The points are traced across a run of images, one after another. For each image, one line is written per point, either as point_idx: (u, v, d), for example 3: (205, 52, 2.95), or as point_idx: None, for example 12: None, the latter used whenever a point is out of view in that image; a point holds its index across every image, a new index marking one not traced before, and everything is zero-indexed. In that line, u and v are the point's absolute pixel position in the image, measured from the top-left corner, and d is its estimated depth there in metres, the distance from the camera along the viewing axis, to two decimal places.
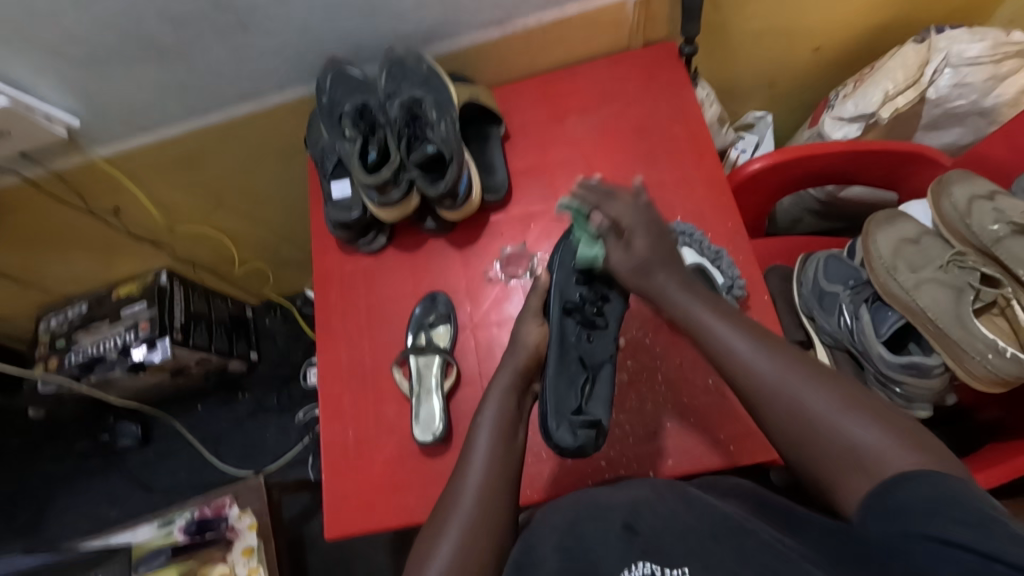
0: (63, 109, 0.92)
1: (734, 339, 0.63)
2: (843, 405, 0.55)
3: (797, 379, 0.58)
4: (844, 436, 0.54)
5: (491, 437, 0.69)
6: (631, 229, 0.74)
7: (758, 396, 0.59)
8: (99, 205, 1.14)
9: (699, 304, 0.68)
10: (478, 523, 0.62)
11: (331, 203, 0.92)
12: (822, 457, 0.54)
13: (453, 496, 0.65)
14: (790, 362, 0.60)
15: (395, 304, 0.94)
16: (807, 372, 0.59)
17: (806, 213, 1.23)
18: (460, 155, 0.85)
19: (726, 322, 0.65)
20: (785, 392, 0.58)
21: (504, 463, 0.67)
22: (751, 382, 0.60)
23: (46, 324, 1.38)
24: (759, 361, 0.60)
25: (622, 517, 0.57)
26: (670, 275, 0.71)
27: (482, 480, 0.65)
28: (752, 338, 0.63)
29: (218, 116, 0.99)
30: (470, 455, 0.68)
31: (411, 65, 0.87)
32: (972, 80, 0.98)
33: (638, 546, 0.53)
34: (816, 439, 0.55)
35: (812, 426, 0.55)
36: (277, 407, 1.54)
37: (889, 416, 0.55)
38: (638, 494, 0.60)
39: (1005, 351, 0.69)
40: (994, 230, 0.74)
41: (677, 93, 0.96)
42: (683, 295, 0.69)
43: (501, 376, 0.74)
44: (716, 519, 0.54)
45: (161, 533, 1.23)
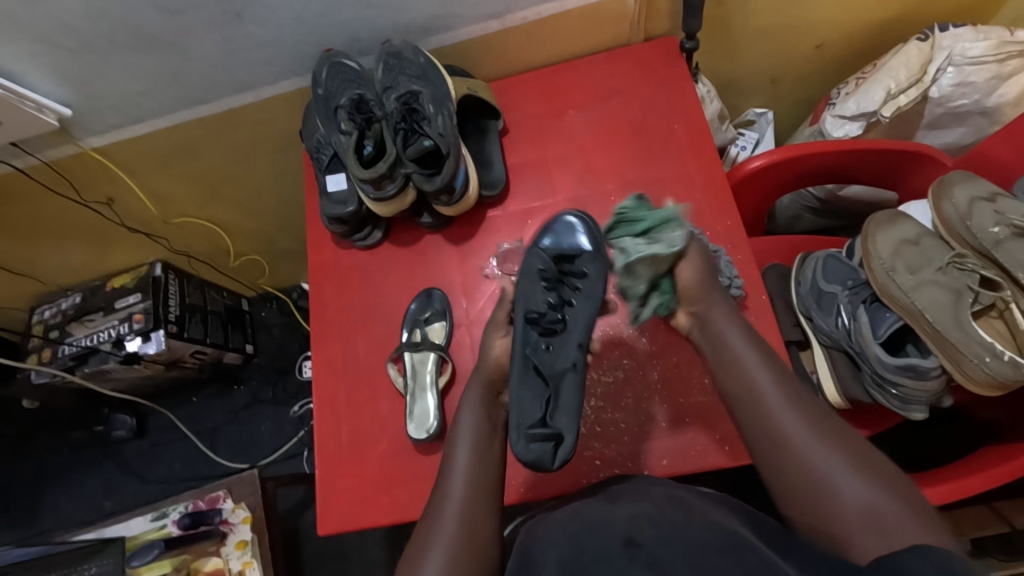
0: (54, 99, 0.90)
1: (771, 392, 0.66)
2: (862, 471, 0.59)
3: (822, 442, 0.62)
4: (860, 498, 0.58)
5: (470, 448, 0.70)
6: (690, 270, 0.73)
7: (783, 447, 0.63)
8: (92, 196, 1.12)
9: (747, 345, 0.70)
10: (463, 530, 0.64)
11: (325, 197, 0.91)
12: (827, 514, 0.58)
13: (440, 500, 0.67)
14: (816, 424, 0.63)
15: (390, 299, 0.93)
16: (832, 432, 0.63)
17: (805, 211, 1.22)
18: (457, 150, 0.83)
19: (766, 369, 0.68)
20: (807, 451, 0.62)
21: (487, 473, 0.69)
22: (778, 437, 0.63)
23: (40, 316, 1.38)
24: (792, 421, 0.64)
25: (623, 531, 0.59)
26: (730, 319, 0.72)
27: (465, 493, 0.67)
28: (785, 392, 0.66)
29: (212, 107, 0.98)
30: (451, 467, 0.70)
31: (408, 57, 0.86)
32: (975, 80, 0.97)
33: (641, 559, 0.55)
34: (828, 498, 0.59)
35: (825, 484, 0.59)
36: (272, 399, 1.54)
37: (902, 485, 0.59)
38: (636, 509, 0.63)
39: (1003, 355, 0.69)
40: (995, 232, 0.73)
41: (677, 88, 0.94)
42: (734, 338, 0.71)
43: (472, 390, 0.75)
44: (719, 537, 0.56)
45: (154, 527, 1.22)
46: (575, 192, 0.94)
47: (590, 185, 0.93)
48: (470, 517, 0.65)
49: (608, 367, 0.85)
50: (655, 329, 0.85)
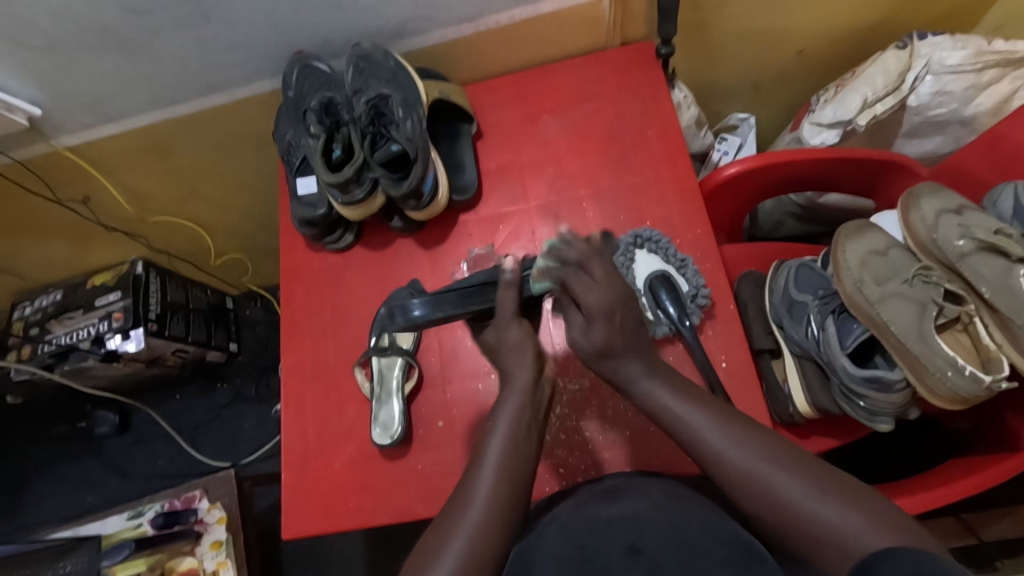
0: (24, 98, 0.90)
1: (702, 426, 0.60)
2: (814, 488, 0.53)
3: (770, 466, 0.55)
4: (823, 521, 0.51)
5: (504, 437, 0.63)
6: (581, 283, 0.64)
7: (729, 489, 0.56)
8: (67, 194, 1.12)
9: (662, 389, 0.63)
10: (489, 531, 0.57)
11: (296, 200, 0.91)
12: (794, 544, 0.52)
13: (465, 496, 0.60)
14: (759, 447, 0.57)
15: (361, 303, 0.93)
16: (773, 456, 0.56)
17: (787, 217, 1.21)
18: (425, 154, 0.83)
19: (691, 405, 0.61)
20: (754, 484, 0.55)
21: (518, 470, 0.61)
22: (722, 473, 0.57)
23: (20, 313, 1.36)
24: (736, 451, 0.57)
25: (625, 537, 0.54)
26: (636, 362, 0.64)
27: (492, 489, 0.60)
28: (719, 421, 0.60)
29: (185, 108, 0.97)
30: (481, 460, 0.62)
31: (378, 60, 0.86)
32: (953, 89, 0.97)
33: (642, 566, 0.50)
34: (788, 524, 0.53)
35: (782, 513, 0.53)
36: (254, 398, 1.53)
37: (854, 489, 0.53)
38: (637, 508, 0.59)
39: (965, 369, 0.69)
40: (960, 246, 0.73)
41: (652, 94, 0.94)
42: (646, 377, 0.64)
43: (522, 367, 0.66)
44: (722, 540, 0.52)
45: (131, 525, 1.20)
46: (548, 198, 0.93)
47: (563, 191, 0.93)
48: (496, 507, 0.59)
49: (574, 375, 0.84)
50: None
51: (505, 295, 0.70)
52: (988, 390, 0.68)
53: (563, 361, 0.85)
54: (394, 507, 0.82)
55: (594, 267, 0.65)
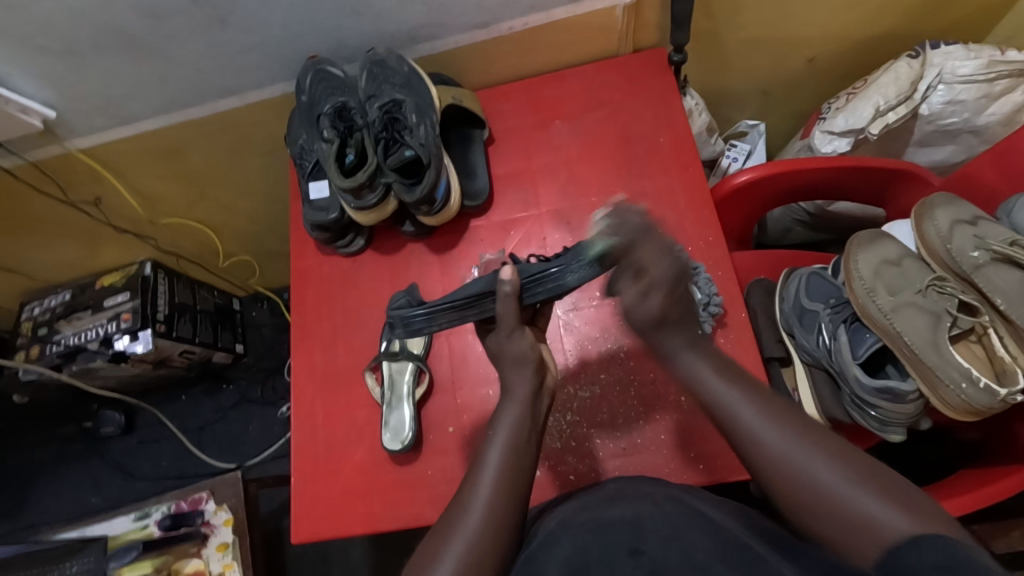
0: (39, 100, 0.90)
1: (740, 404, 0.61)
2: (850, 473, 0.54)
3: (809, 451, 0.56)
4: (857, 507, 0.51)
5: (504, 444, 0.64)
6: (650, 252, 0.66)
7: (761, 467, 0.58)
8: (79, 196, 1.12)
9: (705, 364, 0.65)
10: (489, 536, 0.57)
11: (308, 204, 0.91)
12: (819, 525, 0.53)
13: (468, 499, 0.61)
14: (797, 430, 0.58)
15: (372, 307, 0.93)
16: (814, 439, 0.57)
17: (796, 224, 1.21)
18: (438, 160, 0.83)
19: (728, 385, 0.63)
20: (790, 461, 0.56)
21: (518, 475, 0.62)
22: (757, 452, 0.58)
23: (29, 313, 1.37)
24: (773, 432, 0.58)
25: (628, 539, 0.55)
26: (680, 336, 0.67)
27: (492, 493, 0.60)
28: (757, 404, 0.61)
29: (198, 111, 0.98)
30: (481, 464, 0.63)
31: (392, 65, 0.86)
32: (965, 98, 0.97)
33: (644, 567, 0.52)
34: (817, 505, 0.53)
35: (815, 493, 0.54)
36: (260, 399, 1.53)
37: (891, 480, 0.53)
38: (639, 509, 0.59)
39: (979, 381, 0.68)
40: (974, 257, 0.73)
41: (664, 100, 0.94)
42: (688, 352, 0.67)
43: (521, 380, 0.68)
44: (725, 544, 0.53)
45: (137, 527, 1.21)
46: (559, 204, 0.93)
47: (574, 197, 0.93)
48: (495, 516, 0.59)
49: (585, 380, 0.84)
50: (633, 344, 0.85)
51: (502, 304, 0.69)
52: (1002, 402, 0.68)
53: (573, 368, 0.85)
54: (403, 513, 0.82)
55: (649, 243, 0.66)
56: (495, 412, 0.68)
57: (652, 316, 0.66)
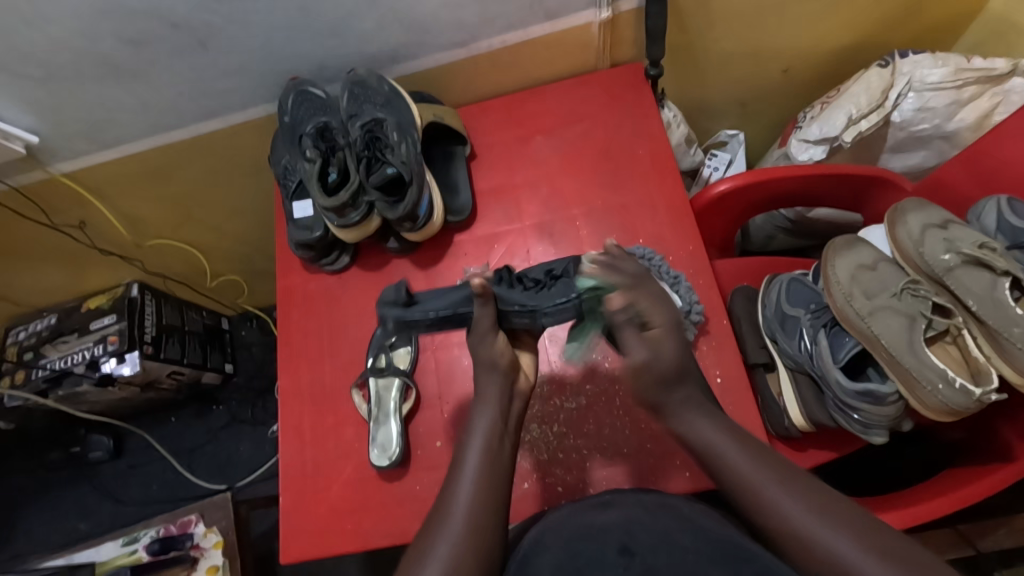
0: (21, 126, 0.91)
1: (744, 464, 0.61)
2: (823, 510, 0.56)
3: (813, 514, 0.56)
4: (827, 546, 0.54)
5: (481, 449, 0.64)
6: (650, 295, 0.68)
7: (758, 517, 0.58)
8: (63, 219, 1.13)
9: (701, 415, 0.65)
10: (467, 539, 0.58)
11: (292, 223, 0.92)
12: (799, 563, 0.55)
13: (446, 504, 0.61)
14: (800, 491, 0.58)
15: (358, 323, 0.93)
16: (786, 480, 0.59)
17: (778, 231, 1.23)
18: (420, 177, 0.84)
19: (734, 439, 0.63)
20: (771, 503, 0.58)
21: (497, 479, 0.63)
22: (756, 513, 0.59)
23: (14, 338, 1.35)
24: (778, 494, 0.58)
25: (617, 538, 0.58)
26: (681, 391, 0.66)
27: (472, 497, 0.61)
28: (745, 452, 0.62)
29: (181, 133, 0.98)
30: (460, 472, 0.63)
31: (373, 85, 0.87)
32: (935, 105, 1.00)
33: (634, 569, 0.55)
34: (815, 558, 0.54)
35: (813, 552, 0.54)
36: (251, 419, 1.52)
37: (854, 516, 0.55)
38: (627, 510, 0.61)
39: (955, 382, 0.70)
40: (946, 260, 0.74)
41: (642, 113, 0.96)
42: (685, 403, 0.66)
43: (491, 384, 0.68)
44: (714, 544, 0.56)
45: (124, 552, 1.18)
46: (542, 217, 0.94)
47: (556, 209, 0.94)
48: (478, 521, 0.59)
49: (570, 392, 0.85)
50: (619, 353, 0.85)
51: (483, 311, 0.69)
52: (978, 402, 0.69)
53: (559, 380, 0.86)
54: (392, 530, 0.82)
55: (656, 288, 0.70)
56: (468, 419, 0.68)
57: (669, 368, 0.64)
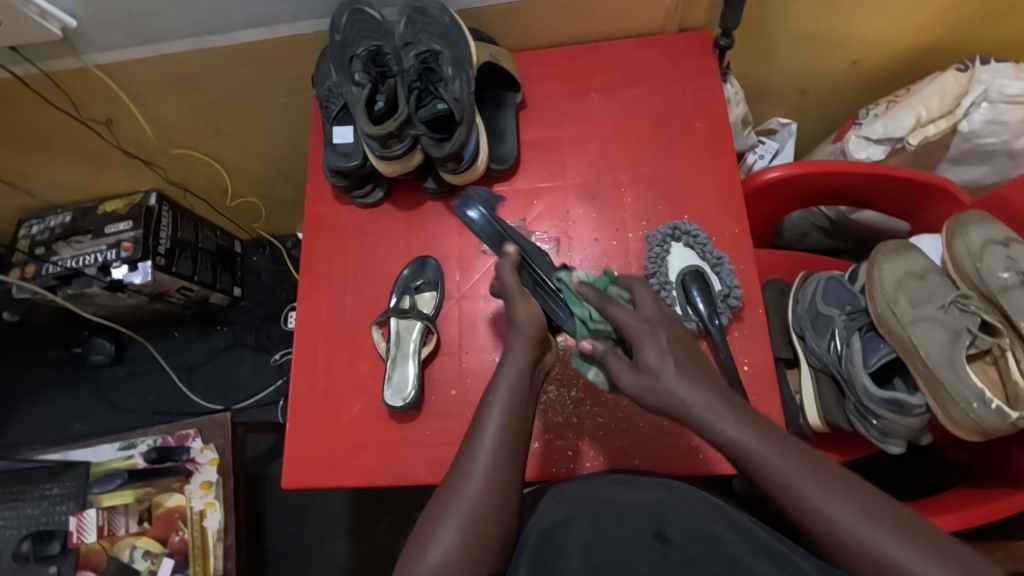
0: (60, 7, 0.86)
1: (787, 467, 0.55)
2: (865, 509, 0.53)
3: (854, 510, 0.53)
4: (872, 546, 0.51)
5: (503, 410, 0.62)
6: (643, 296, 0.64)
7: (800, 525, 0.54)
8: (90, 114, 1.09)
9: (710, 405, 0.58)
10: (489, 503, 0.57)
11: (330, 148, 0.88)
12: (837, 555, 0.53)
13: (464, 467, 0.59)
14: (848, 493, 0.54)
15: (383, 262, 0.91)
16: (820, 470, 0.55)
17: (814, 229, 1.20)
18: (470, 118, 0.81)
19: (768, 439, 0.57)
20: (811, 501, 0.54)
21: (519, 445, 0.61)
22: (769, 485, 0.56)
23: (26, 231, 1.32)
24: (833, 504, 0.53)
25: (651, 523, 0.54)
26: (653, 347, 0.60)
27: (492, 460, 0.59)
28: (774, 443, 0.56)
29: (223, 40, 0.94)
30: (480, 433, 0.61)
31: (433, 15, 0.83)
32: (1007, 119, 0.96)
33: (674, 557, 0.50)
34: (859, 567, 0.51)
35: (860, 562, 0.51)
36: (254, 344, 1.52)
37: (880, 502, 0.53)
38: (656, 497, 0.59)
39: (991, 403, 0.68)
40: (1003, 278, 0.72)
41: (706, 84, 0.92)
42: (677, 386, 0.59)
43: (518, 343, 0.66)
44: (751, 536, 0.53)
45: (121, 456, 1.14)
46: (585, 178, 0.91)
47: (601, 173, 0.91)
48: (497, 488, 0.58)
49: None
50: None
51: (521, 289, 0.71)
52: (1011, 426, 0.68)
53: None
54: (395, 471, 0.82)
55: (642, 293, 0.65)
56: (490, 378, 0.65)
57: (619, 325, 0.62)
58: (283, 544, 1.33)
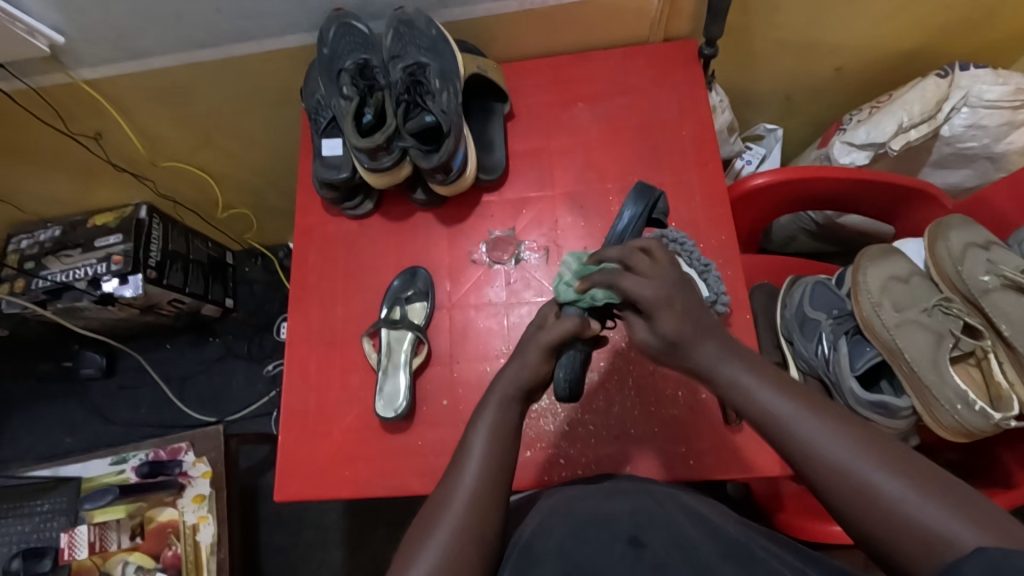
0: (47, 23, 0.86)
1: (813, 428, 0.51)
2: (905, 476, 0.47)
3: (889, 473, 0.47)
4: (911, 516, 0.45)
5: (486, 434, 0.62)
6: (645, 261, 0.60)
7: (825, 490, 0.49)
8: (80, 128, 1.09)
9: (737, 365, 0.56)
10: (471, 523, 0.56)
11: (319, 160, 0.89)
12: (870, 526, 0.47)
13: (445, 492, 0.59)
14: (878, 451, 0.49)
15: (374, 273, 0.92)
16: (851, 433, 0.50)
17: (801, 233, 1.21)
18: (458, 129, 0.82)
19: (773, 390, 0.54)
20: (843, 472, 0.49)
21: (502, 464, 0.60)
22: (797, 447, 0.51)
23: (15, 245, 1.32)
24: (868, 469, 0.48)
25: (627, 529, 0.55)
26: (671, 317, 0.57)
27: (475, 483, 0.58)
28: (802, 404, 0.52)
29: (210, 53, 0.94)
30: (465, 456, 0.61)
31: (420, 27, 0.84)
32: (987, 124, 0.97)
33: (646, 560, 0.51)
34: (897, 532, 0.46)
35: (897, 530, 0.46)
36: (246, 355, 1.51)
37: (919, 464, 0.48)
38: (637, 506, 0.60)
39: (975, 404, 0.69)
40: (985, 281, 0.73)
41: (692, 92, 0.93)
42: (724, 360, 0.57)
43: (510, 367, 0.66)
44: (725, 543, 0.54)
45: (113, 471, 1.13)
46: (573, 187, 0.92)
47: (590, 181, 0.92)
48: (479, 507, 0.57)
49: None
50: None
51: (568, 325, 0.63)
52: (995, 427, 0.70)
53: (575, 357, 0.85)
54: (388, 482, 0.82)
55: (651, 258, 0.60)
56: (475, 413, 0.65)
57: (666, 335, 0.57)
58: (277, 556, 1.33)
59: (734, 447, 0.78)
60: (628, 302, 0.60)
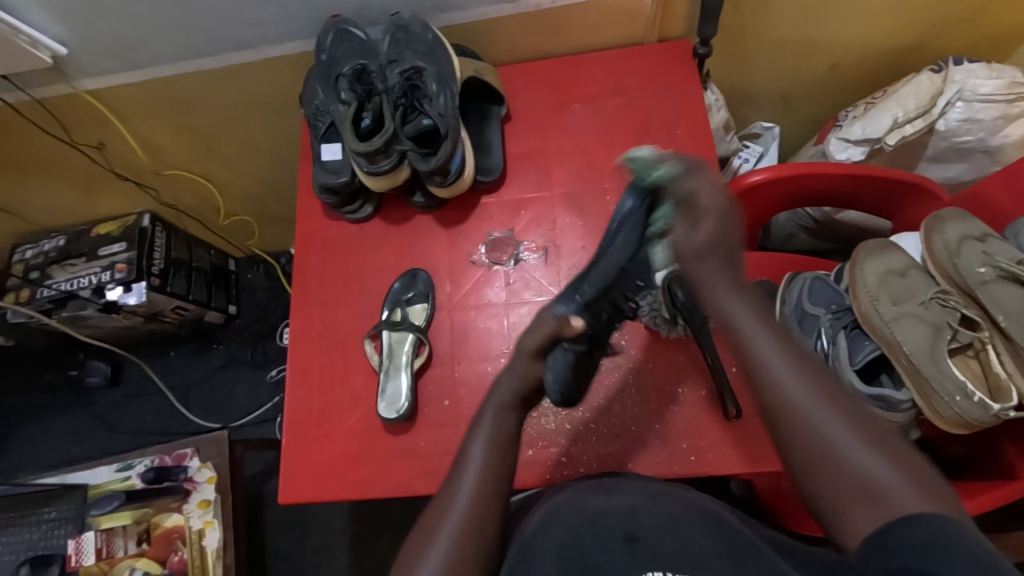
0: (50, 35, 0.88)
1: (788, 382, 0.56)
2: (860, 437, 0.52)
3: (848, 431, 0.52)
4: (861, 471, 0.50)
5: (485, 440, 0.63)
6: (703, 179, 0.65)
7: (782, 431, 0.55)
8: (83, 138, 1.10)
9: (744, 314, 0.61)
10: (467, 530, 0.56)
11: (319, 165, 0.90)
12: (819, 477, 0.52)
13: (446, 497, 0.59)
14: (843, 412, 0.54)
15: (374, 277, 0.93)
16: (820, 392, 0.55)
17: (801, 230, 1.21)
18: (455, 132, 0.83)
19: (767, 335, 0.59)
20: (808, 423, 0.54)
21: (500, 468, 0.61)
22: (776, 400, 0.56)
23: (21, 256, 1.33)
24: (833, 427, 0.53)
25: (623, 525, 0.56)
26: (725, 276, 0.63)
27: (474, 489, 0.59)
28: (787, 359, 0.57)
29: (210, 62, 0.95)
30: (464, 461, 0.62)
31: (416, 32, 0.85)
32: (982, 117, 0.98)
33: (642, 557, 0.53)
34: (835, 484, 0.51)
35: (843, 483, 0.51)
36: (250, 362, 1.52)
37: (875, 429, 0.53)
38: (633, 500, 0.59)
39: (974, 396, 0.69)
40: (980, 273, 0.74)
41: (687, 91, 0.93)
42: (728, 295, 0.62)
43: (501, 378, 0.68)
44: (720, 536, 0.55)
45: (118, 478, 1.14)
46: (571, 188, 0.93)
47: (587, 181, 0.93)
48: (477, 512, 0.58)
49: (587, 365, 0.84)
50: (637, 333, 0.85)
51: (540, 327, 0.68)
52: (995, 417, 0.69)
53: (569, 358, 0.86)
54: (391, 484, 0.82)
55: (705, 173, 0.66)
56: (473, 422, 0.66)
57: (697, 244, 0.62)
58: (282, 561, 1.33)
59: (734, 441, 0.79)
60: (683, 201, 0.65)
